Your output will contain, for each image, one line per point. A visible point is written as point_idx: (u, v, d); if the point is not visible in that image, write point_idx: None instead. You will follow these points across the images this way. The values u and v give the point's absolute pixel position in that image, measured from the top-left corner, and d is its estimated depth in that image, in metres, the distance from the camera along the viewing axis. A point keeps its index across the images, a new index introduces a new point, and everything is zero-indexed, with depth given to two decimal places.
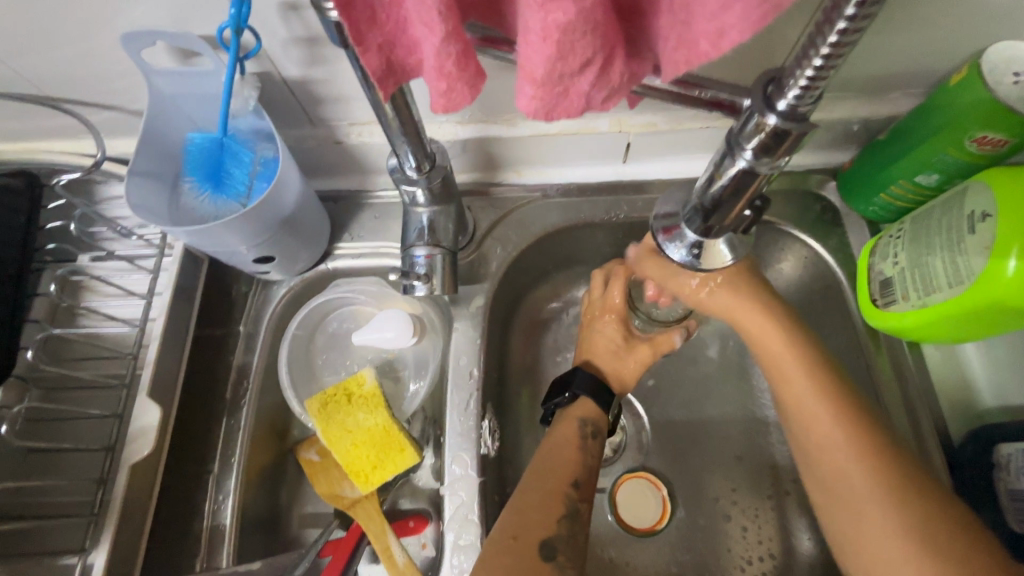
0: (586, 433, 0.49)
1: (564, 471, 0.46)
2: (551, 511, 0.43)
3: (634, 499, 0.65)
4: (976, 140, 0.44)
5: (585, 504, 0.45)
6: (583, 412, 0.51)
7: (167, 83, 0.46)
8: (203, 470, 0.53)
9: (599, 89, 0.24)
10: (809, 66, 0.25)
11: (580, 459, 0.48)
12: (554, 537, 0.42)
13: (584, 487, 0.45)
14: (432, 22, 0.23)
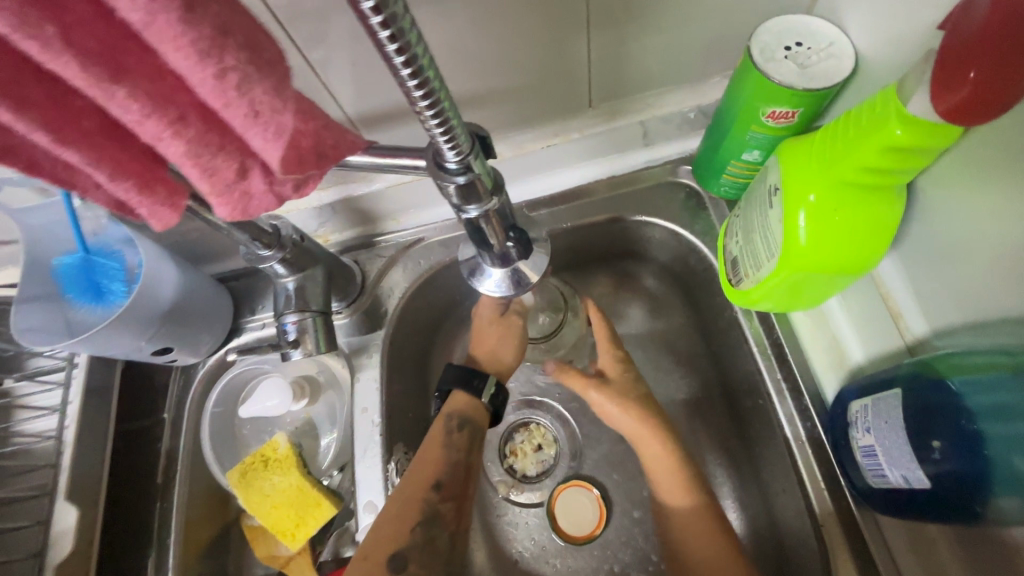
0: (451, 426, 0.54)
1: (427, 476, 0.52)
2: (406, 521, 0.49)
3: (570, 507, 0.67)
4: (769, 115, 0.46)
5: (447, 504, 0.51)
6: (454, 405, 0.56)
7: (31, 217, 0.50)
8: (141, 558, 0.57)
9: (274, 185, 0.26)
10: (429, 123, 0.26)
11: (443, 457, 0.53)
12: (404, 549, 0.48)
13: (445, 488, 0.51)
14: (96, 166, 0.25)
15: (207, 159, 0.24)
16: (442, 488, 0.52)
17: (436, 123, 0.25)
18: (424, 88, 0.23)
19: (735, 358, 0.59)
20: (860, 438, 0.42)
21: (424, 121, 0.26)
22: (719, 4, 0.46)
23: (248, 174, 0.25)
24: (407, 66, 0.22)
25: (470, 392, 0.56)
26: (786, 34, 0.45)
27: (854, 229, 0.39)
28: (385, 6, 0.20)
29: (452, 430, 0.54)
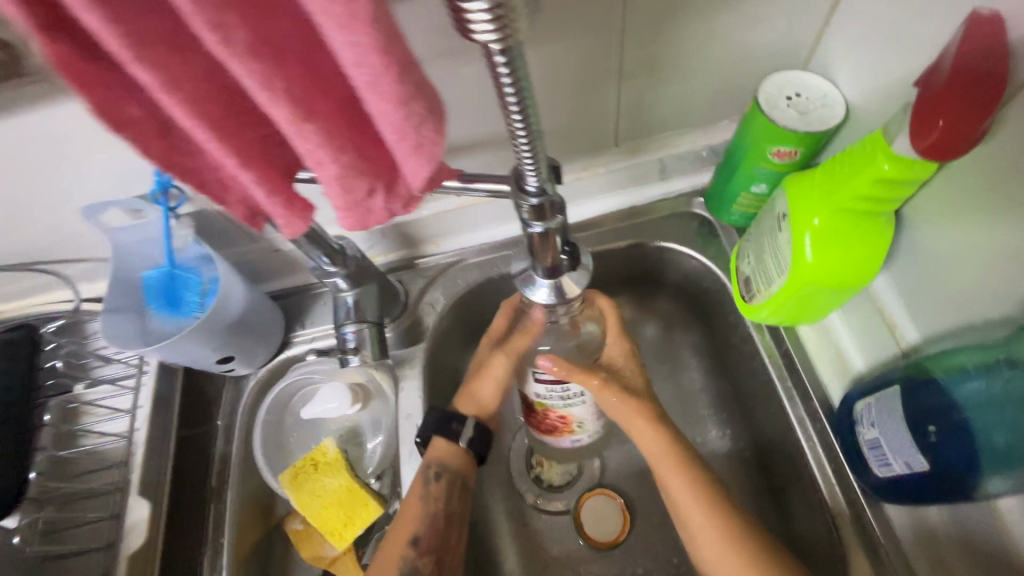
0: (428, 477, 0.55)
1: (406, 530, 0.53)
2: (388, 574, 0.52)
3: (596, 514, 0.71)
4: (776, 154, 0.54)
5: (425, 558, 0.53)
6: (434, 453, 0.56)
7: (124, 236, 0.57)
8: (196, 556, 0.60)
9: (392, 203, 0.33)
10: (524, 158, 0.32)
11: (422, 513, 0.54)
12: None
13: (421, 544, 0.53)
14: (258, 185, 0.31)
15: (348, 182, 0.31)
16: (420, 542, 0.53)
17: (530, 158, 0.31)
18: (526, 127, 0.29)
19: (747, 370, 0.65)
20: (865, 432, 0.48)
21: (519, 155, 0.32)
22: (732, 59, 0.54)
23: (374, 194, 0.32)
24: (518, 109, 0.28)
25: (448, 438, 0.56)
26: (789, 86, 0.53)
27: (852, 247, 0.46)
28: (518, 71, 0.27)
29: (428, 482, 0.55)
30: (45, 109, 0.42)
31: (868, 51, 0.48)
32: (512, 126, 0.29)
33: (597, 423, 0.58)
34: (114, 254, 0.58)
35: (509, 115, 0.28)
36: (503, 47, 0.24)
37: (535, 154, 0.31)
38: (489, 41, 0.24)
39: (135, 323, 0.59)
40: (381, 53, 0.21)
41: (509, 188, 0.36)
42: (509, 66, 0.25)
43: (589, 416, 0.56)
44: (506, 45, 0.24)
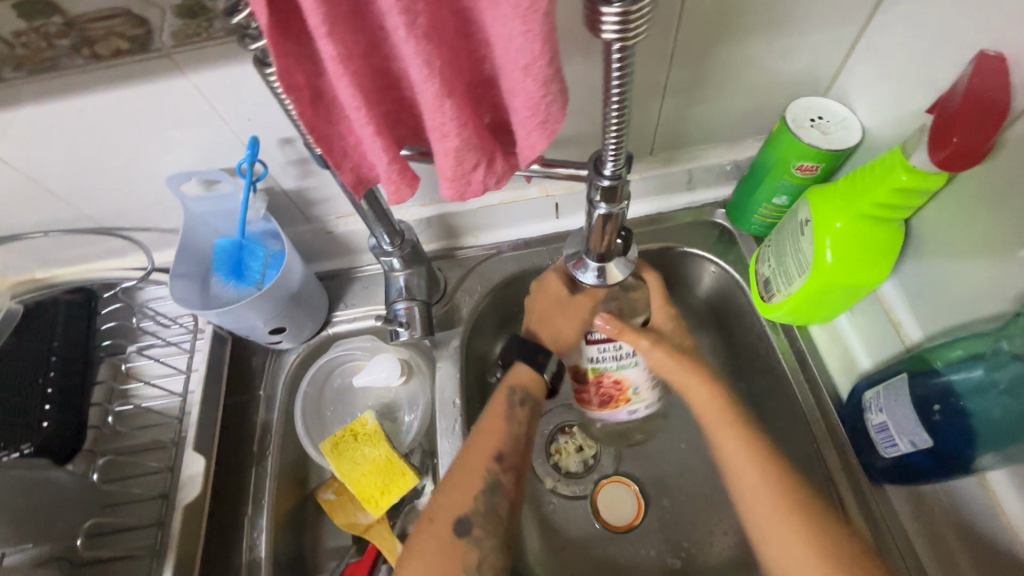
0: (513, 402, 0.59)
1: (488, 447, 0.56)
2: (470, 486, 0.54)
3: (613, 500, 0.74)
4: (798, 168, 0.60)
5: (507, 474, 0.56)
6: (516, 378, 0.60)
7: (197, 206, 0.61)
8: (241, 515, 0.63)
9: (490, 178, 0.38)
10: (610, 144, 0.38)
11: (505, 433, 0.57)
12: (468, 514, 0.53)
13: (505, 460, 0.56)
14: (380, 153, 0.37)
15: (460, 155, 0.36)
16: (503, 459, 0.56)
17: (616, 144, 0.37)
18: (620, 113, 0.35)
19: (761, 368, 0.70)
20: (874, 418, 0.54)
21: (606, 141, 0.38)
22: (762, 84, 0.61)
23: (478, 168, 0.38)
24: (618, 96, 0.34)
25: (531, 366, 0.61)
26: (812, 110, 0.60)
27: (866, 250, 0.52)
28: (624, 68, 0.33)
29: (514, 404, 0.59)
30: (159, 81, 0.48)
31: (884, 84, 0.55)
32: (608, 111, 0.35)
33: (648, 395, 0.66)
34: (187, 223, 0.61)
35: (609, 100, 0.35)
36: (622, 47, 0.31)
37: (620, 139, 0.37)
38: (612, 39, 0.30)
39: (198, 289, 0.63)
40: (542, 43, 0.26)
41: (587, 173, 0.42)
42: (622, 59, 0.32)
43: (644, 383, 0.63)
44: (624, 46, 0.31)
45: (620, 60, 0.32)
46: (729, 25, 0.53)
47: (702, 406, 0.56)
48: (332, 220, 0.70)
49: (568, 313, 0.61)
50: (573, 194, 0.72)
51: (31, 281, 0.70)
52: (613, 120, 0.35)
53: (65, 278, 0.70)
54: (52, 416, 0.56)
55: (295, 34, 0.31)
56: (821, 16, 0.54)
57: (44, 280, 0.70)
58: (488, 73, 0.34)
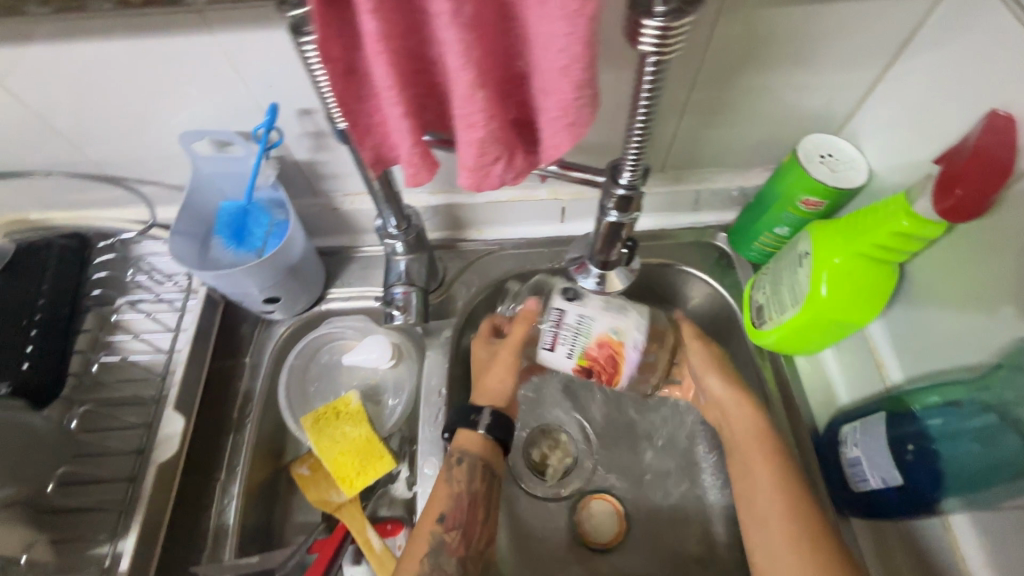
0: (455, 465, 0.59)
1: (434, 509, 0.58)
2: (418, 549, 0.55)
3: (596, 518, 0.70)
4: (803, 202, 0.62)
5: (452, 534, 0.57)
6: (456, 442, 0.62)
7: (207, 165, 0.61)
8: (213, 480, 0.63)
9: (508, 172, 0.39)
10: (630, 152, 0.38)
11: (450, 494, 0.58)
12: (415, 571, 0.54)
13: (447, 520, 0.57)
14: (405, 135, 0.37)
15: (482, 147, 0.37)
16: (445, 520, 0.57)
17: (636, 153, 0.38)
18: (644, 124, 0.36)
19: None
20: (848, 451, 0.55)
21: (627, 148, 0.38)
22: (778, 116, 0.63)
23: (498, 161, 0.38)
24: (644, 109, 0.35)
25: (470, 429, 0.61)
26: (823, 147, 0.61)
27: (861, 289, 0.53)
28: (656, 81, 0.33)
29: (452, 467, 0.59)
30: (187, 35, 0.48)
31: (895, 130, 0.57)
32: (633, 120, 0.36)
33: (631, 318, 0.53)
34: (194, 182, 0.61)
35: (636, 110, 0.35)
36: (657, 62, 0.32)
37: (641, 150, 0.38)
38: (648, 52, 0.31)
39: (197, 248, 0.63)
40: (583, 44, 0.27)
41: (603, 180, 0.43)
42: (655, 73, 0.33)
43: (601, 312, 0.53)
44: (659, 61, 0.32)
45: (653, 74, 0.33)
46: (754, 54, 0.54)
47: (743, 433, 0.61)
48: (339, 196, 0.70)
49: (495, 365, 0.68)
50: (581, 200, 0.72)
51: (23, 221, 0.68)
52: (637, 128, 0.36)
53: (61, 222, 0.69)
54: (33, 360, 0.55)
55: (337, 8, 0.32)
56: (842, 57, 0.55)
57: (39, 221, 0.69)
58: (520, 69, 0.35)
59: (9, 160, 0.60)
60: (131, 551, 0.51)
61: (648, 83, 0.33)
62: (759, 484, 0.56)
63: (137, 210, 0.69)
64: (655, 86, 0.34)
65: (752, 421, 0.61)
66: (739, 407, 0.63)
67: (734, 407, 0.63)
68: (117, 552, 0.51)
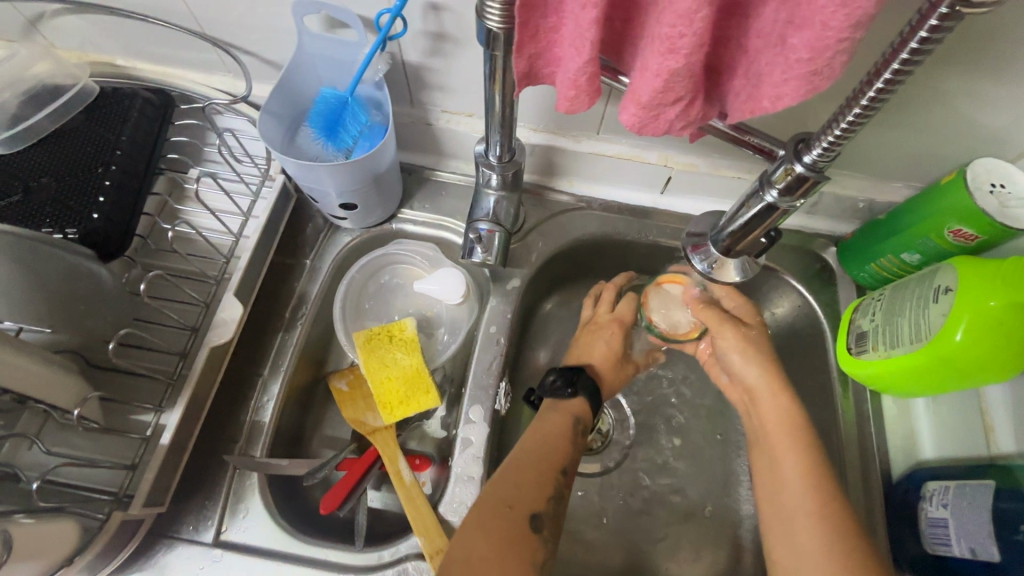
0: (576, 431, 0.54)
1: (555, 458, 0.51)
2: (544, 489, 0.48)
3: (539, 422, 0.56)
4: (953, 232, 0.54)
5: (569, 488, 0.51)
6: (575, 407, 0.56)
7: (312, 44, 0.55)
8: (254, 373, 0.61)
9: (681, 120, 0.33)
10: (835, 129, 0.33)
11: (570, 449, 0.52)
12: (543, 510, 0.47)
13: (570, 475, 0.51)
14: (582, 48, 0.31)
15: (670, 82, 0.31)
16: (566, 473, 0.51)
17: (849, 127, 0.32)
18: (881, 92, 0.30)
19: (812, 416, 0.66)
20: (931, 510, 0.51)
21: (835, 121, 0.33)
22: (950, 130, 0.55)
23: (676, 104, 0.32)
24: (891, 73, 0.29)
25: (591, 401, 0.57)
26: (994, 175, 0.53)
27: (1009, 342, 0.47)
28: (918, 52, 0.28)
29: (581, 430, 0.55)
30: None
31: None
32: (865, 88, 0.31)
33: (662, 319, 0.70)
34: (296, 61, 0.56)
35: (876, 76, 0.30)
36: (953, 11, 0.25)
37: (855, 123, 0.32)
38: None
39: (285, 134, 0.58)
40: None
41: (781, 152, 0.37)
42: (932, 35, 0.27)
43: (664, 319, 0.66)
44: (955, 10, 0.26)
45: (927, 32, 0.27)
46: (964, 50, 0.46)
47: (769, 410, 0.58)
48: (436, 111, 0.65)
49: (610, 346, 0.63)
50: (691, 173, 0.66)
51: (108, 64, 0.65)
52: (866, 99, 0.30)
53: (143, 75, 0.65)
54: (102, 209, 0.53)
55: None
56: None
57: (122, 68, 0.65)
58: None
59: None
60: (174, 426, 0.50)
61: (920, 40, 0.27)
62: (784, 471, 0.54)
63: (225, 79, 0.65)
64: (926, 42, 0.28)
65: (775, 401, 0.59)
66: (766, 389, 0.59)
67: (762, 392, 0.60)
68: (160, 424, 0.50)
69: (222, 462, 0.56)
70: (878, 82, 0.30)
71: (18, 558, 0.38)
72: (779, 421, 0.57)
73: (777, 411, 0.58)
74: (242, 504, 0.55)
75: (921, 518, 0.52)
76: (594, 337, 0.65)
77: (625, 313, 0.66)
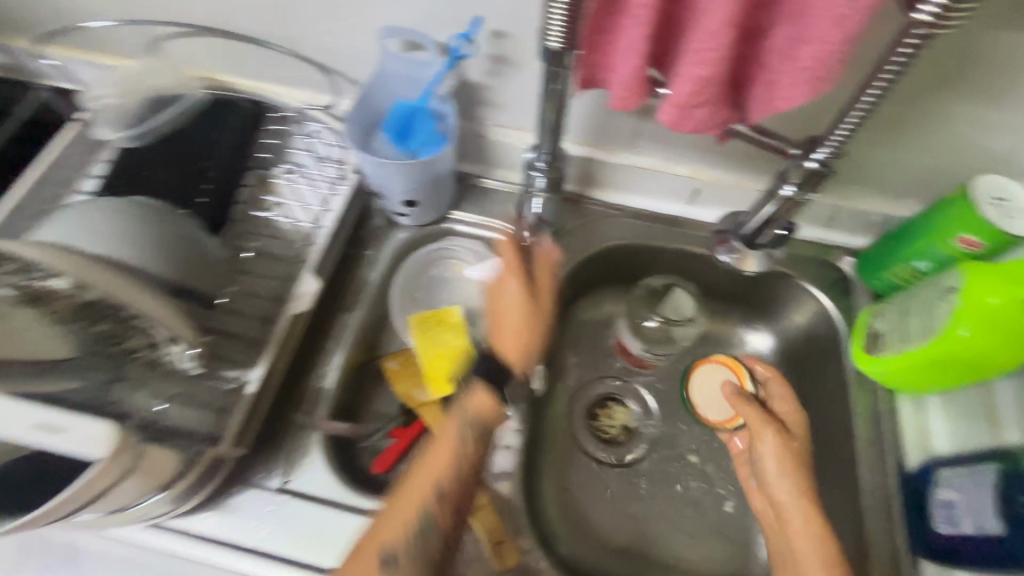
0: (472, 437, 0.59)
1: (428, 485, 0.57)
2: (409, 522, 0.55)
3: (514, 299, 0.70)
4: (960, 240, 0.60)
5: (444, 502, 0.56)
6: (471, 402, 0.61)
7: (389, 63, 0.65)
8: (319, 347, 0.68)
9: (712, 120, 0.40)
10: (841, 128, 0.40)
11: (452, 462, 0.58)
12: (428, 510, 0.55)
13: (445, 497, 0.56)
14: (633, 59, 0.40)
15: (704, 88, 0.38)
16: (443, 499, 0.56)
17: (852, 125, 0.40)
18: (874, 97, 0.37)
19: (830, 412, 0.70)
20: (940, 493, 0.57)
21: (840, 121, 0.40)
22: (953, 149, 0.61)
23: (708, 106, 0.40)
24: (883, 79, 0.36)
25: (484, 392, 0.62)
26: (996, 189, 0.58)
27: (1009, 335, 0.52)
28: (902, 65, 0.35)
29: (469, 422, 0.60)
30: None
31: None
32: (862, 94, 0.38)
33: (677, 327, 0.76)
34: (375, 77, 0.66)
35: (870, 83, 0.37)
36: (926, 32, 0.32)
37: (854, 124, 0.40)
38: (923, 19, 0.32)
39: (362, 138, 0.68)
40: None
41: (795, 152, 0.45)
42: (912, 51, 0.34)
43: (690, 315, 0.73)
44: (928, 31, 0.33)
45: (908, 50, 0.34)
46: (962, 75, 0.52)
47: (799, 534, 0.57)
48: (490, 125, 0.74)
49: (518, 312, 0.65)
50: (717, 185, 0.73)
51: (211, 78, 0.75)
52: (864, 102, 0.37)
53: (240, 88, 0.76)
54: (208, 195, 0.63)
55: None
56: None
57: (223, 81, 0.75)
58: (765, 20, 0.35)
59: (222, 18, 0.67)
60: (257, 381, 0.57)
61: (903, 54, 0.34)
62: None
63: (309, 93, 0.75)
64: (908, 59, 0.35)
65: (808, 524, 0.57)
66: (798, 517, 0.58)
67: (792, 518, 0.58)
68: (245, 378, 0.58)
69: (289, 422, 0.63)
70: (874, 87, 0.37)
71: (138, 472, 0.45)
72: (811, 546, 0.55)
73: (807, 538, 0.56)
74: (305, 460, 0.61)
75: (931, 500, 0.58)
76: (509, 312, 0.67)
77: (515, 283, 0.67)
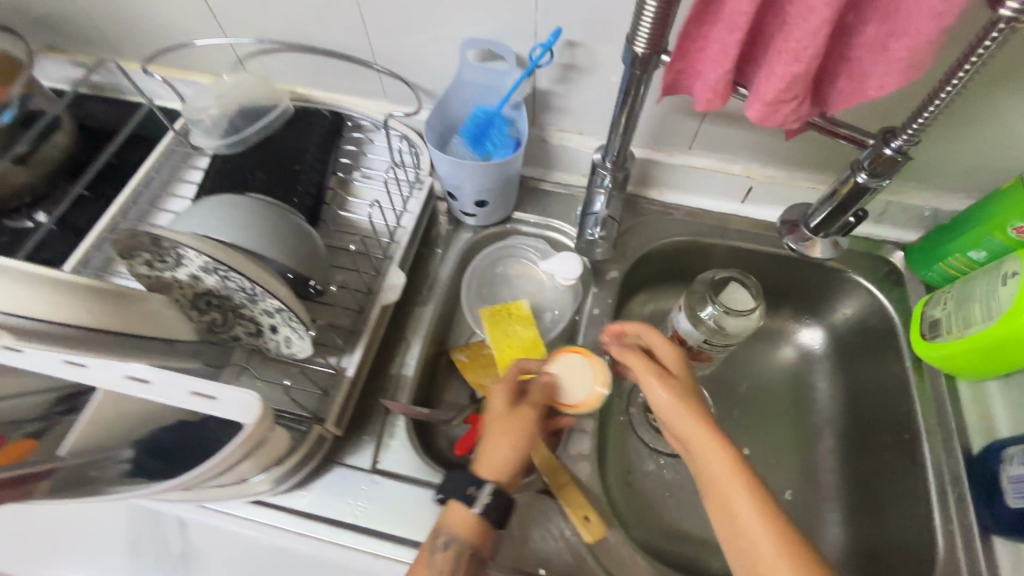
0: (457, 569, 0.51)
1: None
2: None
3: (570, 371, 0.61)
4: (1016, 229, 0.62)
5: None
6: (447, 520, 0.52)
7: (466, 72, 0.69)
8: (399, 339, 0.73)
9: (796, 114, 0.44)
10: (919, 118, 0.44)
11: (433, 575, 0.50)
12: None
13: None
14: (723, 64, 0.44)
15: (791, 85, 0.42)
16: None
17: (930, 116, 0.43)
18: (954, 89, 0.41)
19: (890, 398, 0.72)
20: (1012, 470, 0.59)
21: (918, 112, 0.44)
22: (1006, 144, 0.64)
23: (793, 102, 0.44)
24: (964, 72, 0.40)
25: (464, 503, 0.52)
26: None
27: None
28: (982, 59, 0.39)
29: (435, 550, 0.51)
30: None
31: None
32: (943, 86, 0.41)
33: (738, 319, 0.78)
34: (452, 85, 0.71)
35: (951, 76, 0.41)
36: (1007, 28, 0.36)
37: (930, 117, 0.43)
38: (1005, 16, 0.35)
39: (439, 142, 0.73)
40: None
41: (871, 142, 0.48)
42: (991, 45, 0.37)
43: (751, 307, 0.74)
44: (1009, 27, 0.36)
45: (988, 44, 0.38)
46: (1017, 71, 0.56)
47: (726, 485, 0.48)
48: (553, 130, 0.78)
49: (506, 429, 0.56)
50: (770, 183, 0.76)
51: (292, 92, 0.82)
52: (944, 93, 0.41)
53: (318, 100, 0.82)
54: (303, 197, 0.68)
55: None
56: None
57: (303, 95, 0.82)
58: (851, 22, 0.39)
59: (310, 36, 0.73)
60: (354, 365, 0.62)
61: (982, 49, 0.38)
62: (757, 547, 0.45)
63: (381, 104, 0.81)
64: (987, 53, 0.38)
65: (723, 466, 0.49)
66: (709, 462, 0.50)
67: (704, 464, 0.50)
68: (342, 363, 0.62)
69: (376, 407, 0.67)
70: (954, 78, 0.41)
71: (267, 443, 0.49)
72: (740, 499, 0.47)
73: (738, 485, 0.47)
74: (393, 441, 0.65)
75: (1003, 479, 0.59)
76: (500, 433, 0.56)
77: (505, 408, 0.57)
